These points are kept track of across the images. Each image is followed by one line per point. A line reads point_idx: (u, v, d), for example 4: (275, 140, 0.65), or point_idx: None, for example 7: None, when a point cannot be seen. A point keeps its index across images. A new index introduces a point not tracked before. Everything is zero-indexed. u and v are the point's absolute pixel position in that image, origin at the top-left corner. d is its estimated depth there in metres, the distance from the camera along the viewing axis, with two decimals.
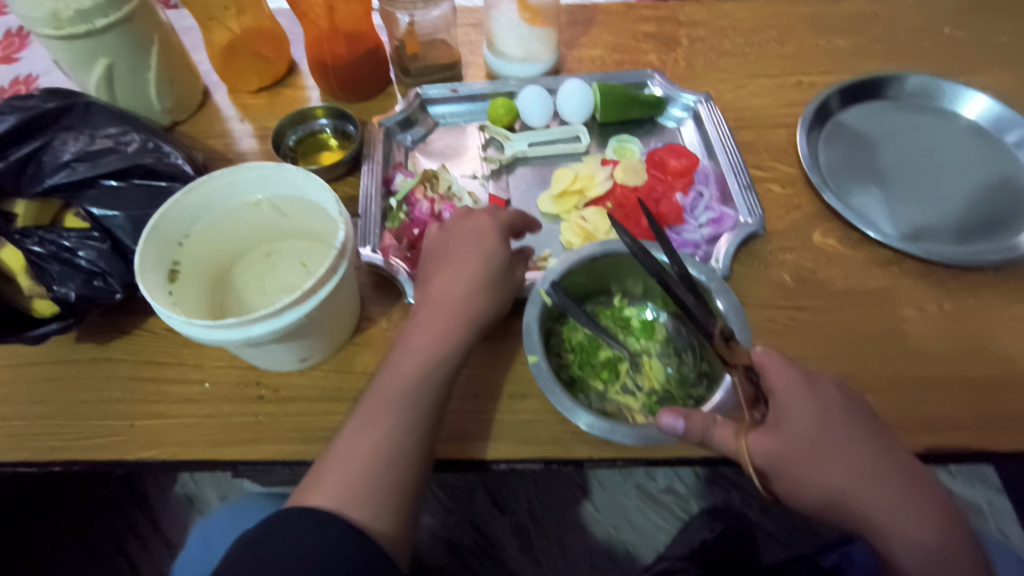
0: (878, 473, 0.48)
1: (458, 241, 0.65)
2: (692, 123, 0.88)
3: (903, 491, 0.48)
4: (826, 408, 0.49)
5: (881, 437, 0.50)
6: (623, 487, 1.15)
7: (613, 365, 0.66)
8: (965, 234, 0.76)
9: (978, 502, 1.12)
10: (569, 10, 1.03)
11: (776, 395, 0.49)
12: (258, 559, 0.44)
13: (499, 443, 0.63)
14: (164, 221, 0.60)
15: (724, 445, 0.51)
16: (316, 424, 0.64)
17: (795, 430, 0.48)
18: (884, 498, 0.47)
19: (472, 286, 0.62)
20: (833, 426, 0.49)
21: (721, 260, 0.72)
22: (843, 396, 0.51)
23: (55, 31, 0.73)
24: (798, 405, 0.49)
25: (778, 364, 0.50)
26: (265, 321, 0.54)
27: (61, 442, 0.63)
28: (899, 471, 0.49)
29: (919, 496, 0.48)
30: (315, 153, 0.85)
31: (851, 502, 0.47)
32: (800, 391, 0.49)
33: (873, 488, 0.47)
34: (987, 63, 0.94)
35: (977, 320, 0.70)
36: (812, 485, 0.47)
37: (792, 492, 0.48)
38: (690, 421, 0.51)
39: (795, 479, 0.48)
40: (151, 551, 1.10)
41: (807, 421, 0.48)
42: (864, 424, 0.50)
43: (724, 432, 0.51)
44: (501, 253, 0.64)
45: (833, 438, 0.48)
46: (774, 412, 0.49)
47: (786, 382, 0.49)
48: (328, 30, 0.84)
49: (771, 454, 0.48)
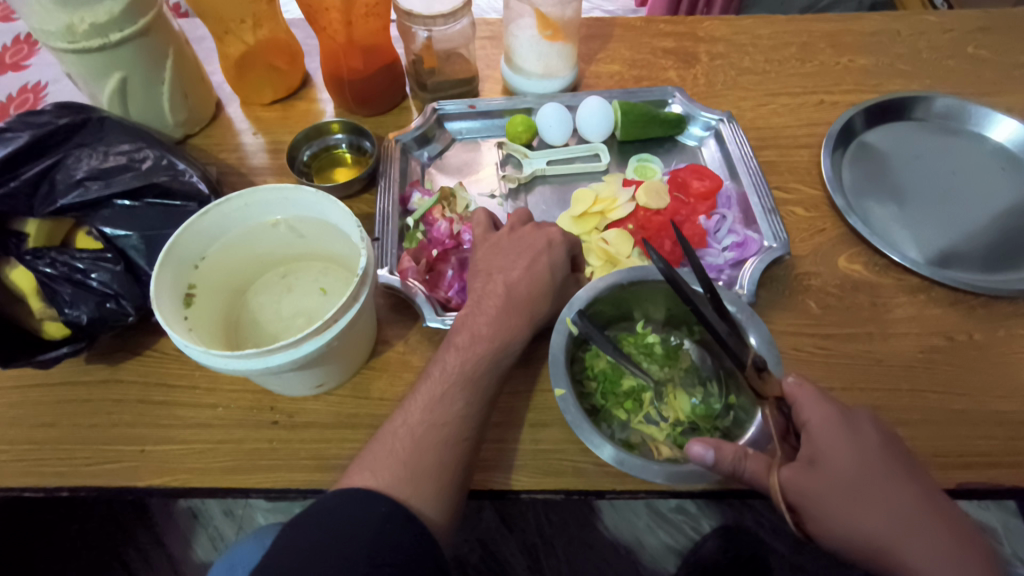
0: (923, 520, 0.43)
1: (489, 266, 0.63)
2: (713, 142, 0.86)
3: (951, 540, 0.43)
4: (864, 446, 0.45)
5: (924, 481, 0.46)
6: (634, 506, 1.13)
7: (637, 394, 0.64)
8: (993, 262, 0.75)
9: (994, 525, 1.10)
10: (587, 24, 1.02)
11: (809, 430, 0.46)
12: (306, 543, 0.43)
13: (519, 474, 0.61)
14: (181, 244, 0.58)
15: (754, 479, 0.47)
16: (331, 452, 0.62)
17: (830, 468, 0.44)
18: (923, 544, 0.42)
19: (500, 311, 0.59)
20: (872, 465, 0.45)
21: (746, 286, 0.70)
22: (882, 434, 0.47)
23: (69, 45, 0.72)
24: (834, 441, 0.45)
25: (810, 397, 0.47)
26: (285, 351, 0.52)
27: (69, 467, 0.62)
28: (946, 519, 0.44)
29: (969, 547, 0.44)
30: (329, 169, 0.84)
31: (892, 550, 0.42)
32: (835, 427, 0.45)
33: (918, 535, 0.43)
34: (1011, 84, 0.93)
35: (1007, 350, 0.68)
36: (849, 528, 0.43)
37: (827, 535, 0.44)
38: (721, 452, 0.47)
39: (831, 521, 0.43)
40: (153, 567, 1.07)
41: (845, 459, 0.44)
42: (904, 465, 0.46)
43: (755, 464, 0.47)
44: (539, 279, 0.62)
45: (873, 479, 0.44)
46: (807, 446, 0.45)
47: (821, 416, 0.46)
48: (345, 44, 0.82)
49: (805, 492, 0.44)
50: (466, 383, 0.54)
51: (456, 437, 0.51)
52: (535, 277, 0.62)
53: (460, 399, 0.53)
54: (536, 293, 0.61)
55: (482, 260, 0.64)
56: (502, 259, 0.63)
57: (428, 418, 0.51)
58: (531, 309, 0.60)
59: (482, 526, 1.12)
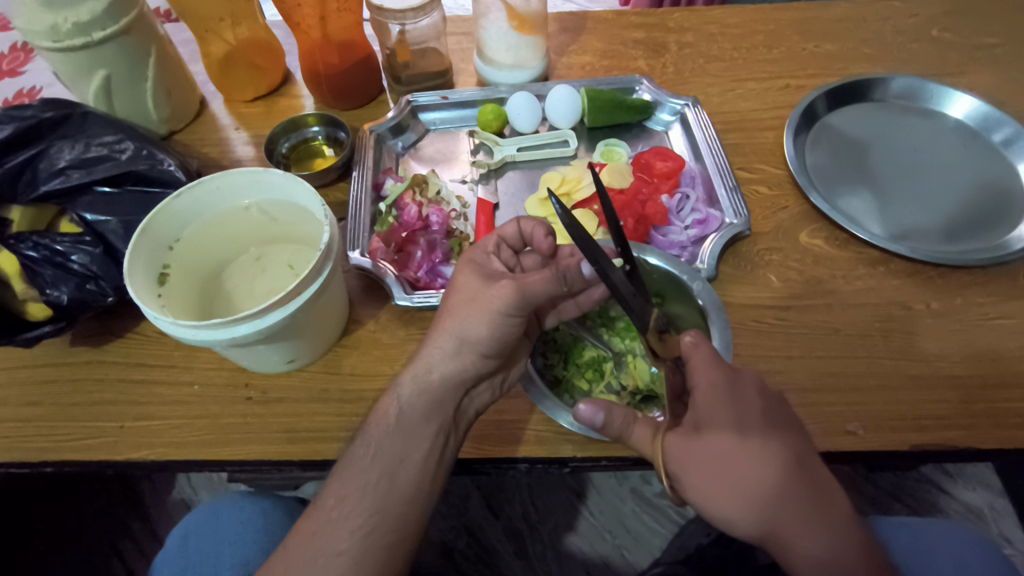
0: (793, 487, 0.44)
1: (445, 298, 0.57)
2: (680, 126, 0.89)
3: (813, 504, 0.45)
4: (746, 412, 0.47)
5: (802, 448, 0.47)
6: (618, 491, 1.14)
7: (598, 364, 0.67)
8: (952, 234, 0.77)
9: (978, 505, 1.09)
10: (559, 18, 1.05)
11: (697, 394, 0.48)
12: None
13: (484, 443, 0.62)
14: (154, 225, 0.62)
15: (643, 445, 0.50)
16: (302, 425, 0.65)
17: (710, 435, 0.46)
18: (795, 503, 0.44)
19: (437, 355, 0.55)
20: (752, 432, 0.46)
21: (706, 261, 0.72)
22: (767, 398, 0.49)
23: (54, 43, 0.75)
24: (717, 405, 0.47)
25: (702, 361, 0.49)
26: (249, 321, 0.55)
27: (51, 443, 0.64)
28: (814, 485, 0.46)
29: (829, 512, 0.46)
30: (307, 160, 0.87)
31: (755, 516, 0.44)
32: (720, 391, 0.48)
33: (779, 502, 0.44)
34: (975, 64, 0.95)
35: (964, 318, 0.70)
36: (714, 495, 0.45)
37: (694, 497, 0.46)
38: (611, 416, 0.51)
39: (698, 485, 0.45)
40: (146, 555, 1.10)
41: (725, 422, 0.46)
42: (787, 429, 0.47)
43: (642, 430, 0.51)
44: (446, 307, 0.56)
45: (752, 448, 0.45)
46: (692, 413, 0.48)
47: (708, 380, 0.48)
48: (320, 40, 0.86)
49: (682, 455, 0.46)
50: (348, 469, 0.51)
51: (351, 523, 0.48)
52: (450, 302, 0.56)
53: (347, 492, 0.49)
54: (452, 303, 0.56)
55: (449, 292, 0.57)
56: (449, 293, 0.57)
57: (311, 530, 0.49)
58: (446, 324, 0.55)
59: (469, 513, 1.13)
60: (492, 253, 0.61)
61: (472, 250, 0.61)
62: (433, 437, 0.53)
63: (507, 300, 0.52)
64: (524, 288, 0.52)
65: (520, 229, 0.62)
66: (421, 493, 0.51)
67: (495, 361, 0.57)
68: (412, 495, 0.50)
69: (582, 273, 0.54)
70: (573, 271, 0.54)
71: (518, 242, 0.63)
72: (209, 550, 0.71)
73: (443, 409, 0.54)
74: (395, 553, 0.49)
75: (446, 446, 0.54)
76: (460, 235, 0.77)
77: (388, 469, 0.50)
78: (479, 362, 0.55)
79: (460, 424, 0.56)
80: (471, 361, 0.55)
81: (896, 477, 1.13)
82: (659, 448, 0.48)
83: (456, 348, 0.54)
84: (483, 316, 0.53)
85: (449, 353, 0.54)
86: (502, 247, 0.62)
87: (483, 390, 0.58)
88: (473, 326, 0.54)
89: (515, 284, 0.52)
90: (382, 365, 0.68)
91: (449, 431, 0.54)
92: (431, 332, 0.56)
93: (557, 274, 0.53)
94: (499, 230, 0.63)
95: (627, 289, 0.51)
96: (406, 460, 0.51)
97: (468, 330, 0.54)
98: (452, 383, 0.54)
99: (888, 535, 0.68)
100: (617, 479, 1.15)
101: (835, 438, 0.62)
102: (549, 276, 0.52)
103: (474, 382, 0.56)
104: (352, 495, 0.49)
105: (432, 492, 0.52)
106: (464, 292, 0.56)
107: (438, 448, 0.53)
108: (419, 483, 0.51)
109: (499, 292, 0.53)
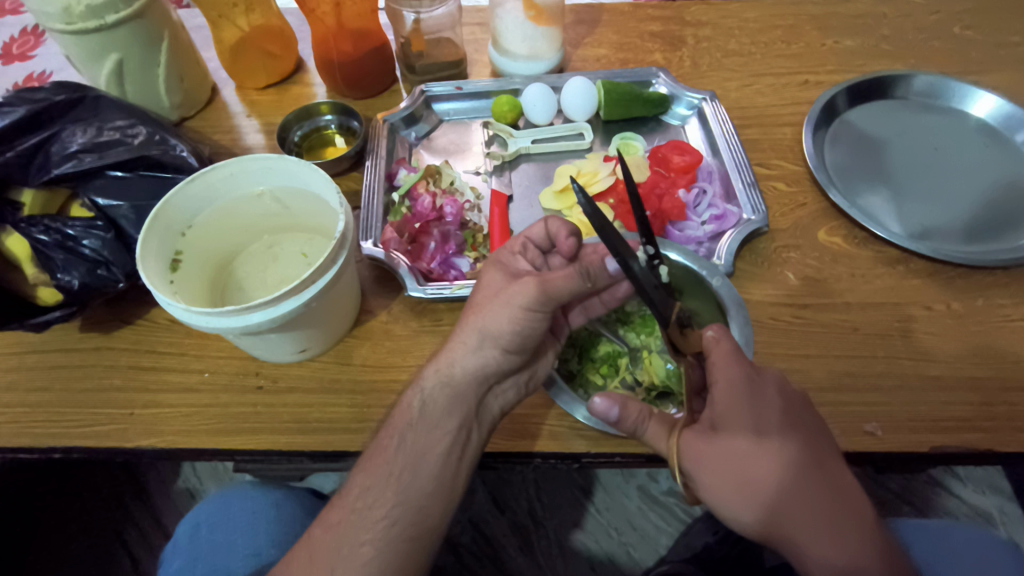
0: (810, 489, 0.44)
1: (474, 293, 0.57)
2: (697, 121, 0.88)
3: (828, 508, 0.44)
4: (767, 411, 0.46)
5: (821, 450, 0.46)
6: (624, 488, 1.14)
7: (613, 360, 0.66)
8: (972, 234, 0.75)
9: (989, 509, 1.08)
10: (575, 10, 1.03)
11: (714, 392, 0.47)
12: None
13: (497, 438, 0.62)
14: (167, 212, 0.61)
15: (656, 439, 0.50)
16: (314, 416, 0.64)
17: (726, 434, 0.45)
18: (809, 505, 0.43)
19: (462, 352, 0.53)
20: (771, 433, 0.45)
21: (723, 256, 0.71)
22: (789, 398, 0.47)
23: (66, 26, 0.74)
24: (736, 405, 0.46)
25: (722, 358, 0.47)
26: (262, 309, 0.54)
27: (61, 429, 0.64)
28: (832, 489, 0.45)
29: (848, 517, 0.44)
30: (320, 149, 0.86)
31: (769, 518, 0.44)
32: (739, 390, 0.46)
33: (794, 505, 0.43)
34: (997, 63, 0.93)
35: (985, 319, 0.69)
36: (731, 496, 0.44)
37: (707, 497, 0.46)
38: (626, 410, 0.50)
39: (712, 485, 0.45)
40: (151, 543, 1.10)
41: (744, 423, 0.45)
42: (806, 429, 0.46)
43: (656, 427, 0.50)
44: (473, 303, 0.56)
45: (769, 451, 0.44)
46: (713, 414, 0.47)
47: (727, 378, 0.46)
48: (335, 27, 0.85)
49: (697, 452, 0.45)
50: (371, 461, 0.50)
51: (373, 514, 0.48)
52: (478, 299, 0.56)
53: (370, 483, 0.49)
54: (479, 300, 0.56)
55: (477, 289, 0.57)
56: (478, 289, 0.57)
57: (330, 522, 0.49)
58: (471, 320, 0.54)
59: (474, 508, 1.12)
60: (518, 255, 0.60)
61: (502, 246, 0.61)
62: (455, 431, 0.52)
63: (531, 296, 0.52)
64: (547, 286, 0.52)
65: (547, 231, 0.60)
66: (442, 487, 0.50)
67: (520, 357, 0.55)
68: (435, 488, 0.50)
69: (606, 268, 0.53)
70: (597, 266, 0.52)
71: (546, 243, 0.62)
72: (221, 539, 0.71)
73: (465, 404, 0.53)
74: (415, 547, 0.48)
75: (467, 443, 0.52)
76: (474, 227, 0.76)
77: (410, 461, 0.50)
78: (501, 357, 0.54)
79: (482, 419, 0.55)
80: (493, 354, 0.53)
81: (904, 478, 1.12)
82: (673, 446, 0.47)
83: (479, 342, 0.54)
84: (505, 311, 0.53)
85: (472, 347, 0.54)
86: (527, 248, 0.61)
87: (508, 386, 0.57)
88: (496, 319, 0.53)
89: (539, 283, 0.52)
90: (393, 356, 0.68)
91: (471, 426, 0.53)
92: (456, 328, 0.55)
93: (580, 271, 0.52)
94: (526, 231, 0.62)
95: (648, 282, 0.50)
96: (427, 454, 0.50)
97: (490, 324, 0.53)
98: (474, 377, 0.53)
99: (911, 538, 0.67)
100: (624, 476, 1.15)
101: (853, 439, 0.61)
102: (572, 273, 0.52)
103: (497, 376, 0.55)
104: (375, 487, 0.49)
105: (455, 488, 0.51)
106: (487, 290, 0.56)
107: (459, 443, 0.52)
108: (440, 478, 0.50)
109: (521, 287, 0.52)
